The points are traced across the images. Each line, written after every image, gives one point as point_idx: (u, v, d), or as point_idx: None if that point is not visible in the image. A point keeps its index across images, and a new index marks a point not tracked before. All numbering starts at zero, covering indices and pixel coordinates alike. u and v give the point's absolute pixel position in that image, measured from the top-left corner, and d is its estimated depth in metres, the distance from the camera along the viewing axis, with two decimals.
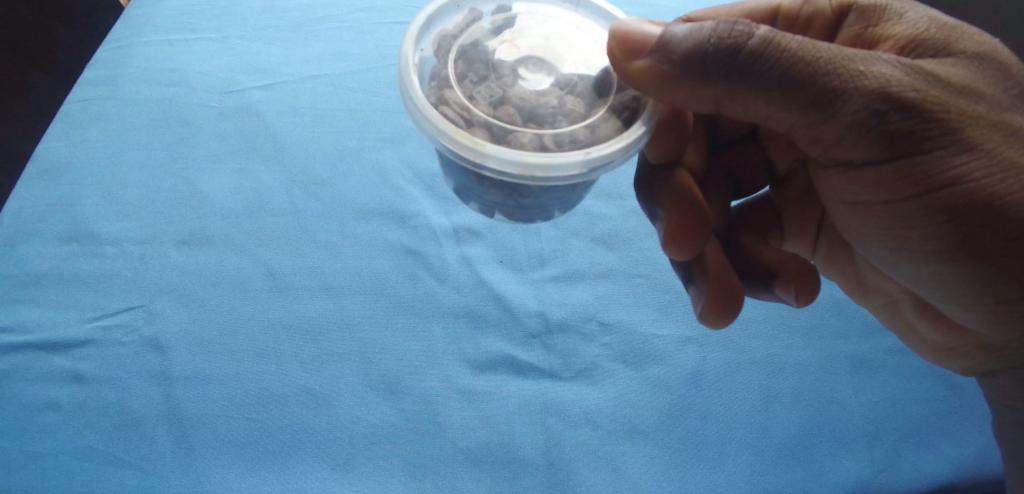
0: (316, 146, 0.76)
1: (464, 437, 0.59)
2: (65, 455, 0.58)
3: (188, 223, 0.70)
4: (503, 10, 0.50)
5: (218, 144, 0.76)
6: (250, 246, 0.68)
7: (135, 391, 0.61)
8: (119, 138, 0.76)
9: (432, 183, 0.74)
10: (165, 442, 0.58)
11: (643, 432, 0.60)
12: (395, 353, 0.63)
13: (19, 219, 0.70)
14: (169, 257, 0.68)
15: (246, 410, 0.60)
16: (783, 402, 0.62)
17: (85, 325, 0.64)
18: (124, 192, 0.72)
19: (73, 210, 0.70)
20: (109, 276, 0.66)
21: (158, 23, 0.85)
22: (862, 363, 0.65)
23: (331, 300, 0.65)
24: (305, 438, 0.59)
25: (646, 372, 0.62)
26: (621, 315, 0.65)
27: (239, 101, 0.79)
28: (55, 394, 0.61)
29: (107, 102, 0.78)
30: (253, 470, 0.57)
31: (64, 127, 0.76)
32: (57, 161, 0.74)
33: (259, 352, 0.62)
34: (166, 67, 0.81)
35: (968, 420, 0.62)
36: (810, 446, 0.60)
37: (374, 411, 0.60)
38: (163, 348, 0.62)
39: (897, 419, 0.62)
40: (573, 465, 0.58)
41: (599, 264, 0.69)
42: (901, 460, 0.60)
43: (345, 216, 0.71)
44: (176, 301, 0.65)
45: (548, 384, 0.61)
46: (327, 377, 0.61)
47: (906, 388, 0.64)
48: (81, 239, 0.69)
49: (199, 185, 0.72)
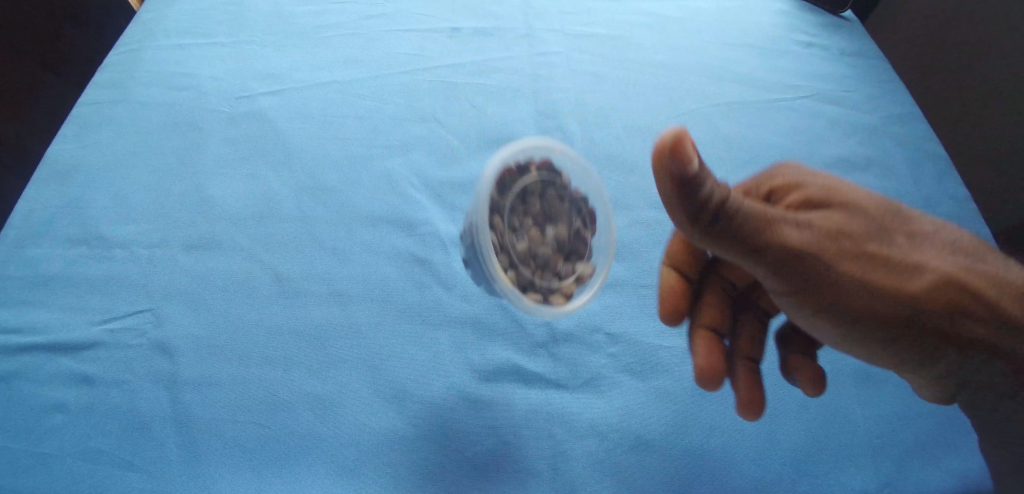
0: (325, 152, 0.76)
1: (471, 445, 0.59)
2: (73, 456, 0.58)
3: (197, 227, 0.70)
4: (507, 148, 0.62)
5: (228, 149, 0.76)
6: (258, 250, 0.69)
7: (142, 394, 0.61)
8: (131, 141, 0.76)
9: (441, 191, 0.74)
10: (172, 445, 0.59)
11: (647, 443, 0.60)
12: (401, 360, 0.63)
13: (30, 221, 0.70)
14: (178, 261, 0.68)
15: (253, 415, 0.60)
16: (788, 415, 0.62)
17: (94, 327, 0.64)
18: (135, 195, 0.72)
19: (85, 212, 0.71)
20: (117, 279, 0.67)
21: (170, 28, 0.87)
22: (865, 376, 0.65)
23: (337, 306, 0.66)
24: (310, 444, 0.59)
25: (650, 382, 0.63)
26: (626, 325, 0.66)
27: (249, 106, 0.80)
28: (62, 396, 0.61)
29: (118, 105, 0.79)
30: (259, 474, 0.58)
31: (75, 129, 0.77)
32: (69, 163, 0.74)
33: (266, 357, 0.63)
34: (179, 72, 0.82)
35: (972, 435, 0.63)
36: (815, 458, 0.60)
37: (380, 418, 0.60)
38: (171, 352, 0.63)
39: (902, 432, 0.62)
40: (578, 475, 0.58)
41: (604, 273, 0.69)
42: (906, 473, 0.60)
43: (353, 222, 0.71)
44: (185, 304, 0.65)
45: (554, 394, 0.62)
46: (333, 383, 0.62)
47: (910, 403, 0.64)
48: (91, 241, 0.69)
49: (209, 190, 0.73)
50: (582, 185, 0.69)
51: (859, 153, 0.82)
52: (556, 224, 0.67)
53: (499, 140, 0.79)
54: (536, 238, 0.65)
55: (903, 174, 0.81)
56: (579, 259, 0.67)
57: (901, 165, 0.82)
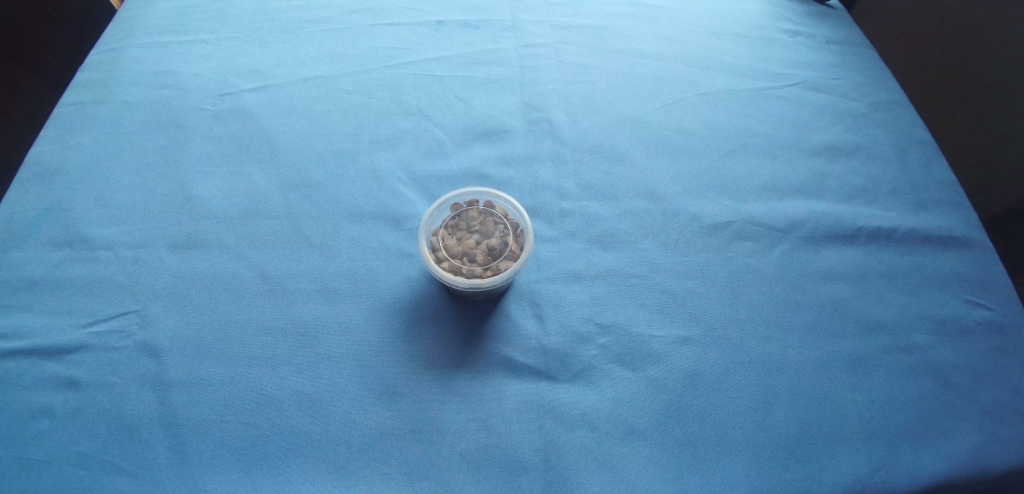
0: (311, 148, 0.75)
1: (463, 440, 0.59)
2: (60, 461, 0.57)
3: (182, 226, 0.69)
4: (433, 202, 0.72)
5: (212, 147, 0.75)
6: (245, 249, 0.68)
7: (130, 397, 0.60)
8: (113, 141, 0.75)
9: (429, 185, 0.74)
10: (161, 447, 0.58)
11: (641, 433, 0.60)
12: (391, 355, 0.62)
13: (11, 224, 0.69)
14: (163, 261, 0.67)
15: (242, 415, 0.59)
16: (780, 402, 0.62)
17: (79, 330, 0.63)
18: (118, 195, 0.71)
19: (68, 214, 0.70)
20: (102, 281, 0.66)
21: (153, 26, 0.86)
22: (857, 361, 0.65)
23: (326, 303, 0.65)
24: (301, 442, 0.58)
25: (642, 372, 0.63)
26: (617, 316, 0.65)
27: (233, 103, 0.79)
28: (47, 400, 0.60)
29: (100, 105, 0.78)
30: (249, 474, 0.57)
31: (56, 130, 0.76)
32: (50, 164, 0.73)
33: (254, 356, 0.62)
34: (160, 70, 0.82)
35: (964, 418, 0.63)
36: (808, 445, 0.60)
37: (370, 415, 0.60)
38: (158, 353, 0.62)
39: (894, 416, 0.62)
40: (572, 467, 0.58)
41: (595, 264, 0.68)
42: (899, 457, 0.61)
43: (340, 218, 0.70)
44: (171, 305, 0.64)
45: (546, 386, 0.61)
46: (323, 380, 0.61)
47: (902, 387, 0.64)
48: (74, 243, 0.68)
49: (194, 188, 0.72)
50: (503, 202, 0.66)
51: (847, 140, 0.82)
52: (484, 235, 0.64)
53: (487, 133, 0.78)
54: (467, 247, 0.63)
55: (891, 160, 0.81)
56: (506, 257, 0.62)
57: (889, 151, 0.82)
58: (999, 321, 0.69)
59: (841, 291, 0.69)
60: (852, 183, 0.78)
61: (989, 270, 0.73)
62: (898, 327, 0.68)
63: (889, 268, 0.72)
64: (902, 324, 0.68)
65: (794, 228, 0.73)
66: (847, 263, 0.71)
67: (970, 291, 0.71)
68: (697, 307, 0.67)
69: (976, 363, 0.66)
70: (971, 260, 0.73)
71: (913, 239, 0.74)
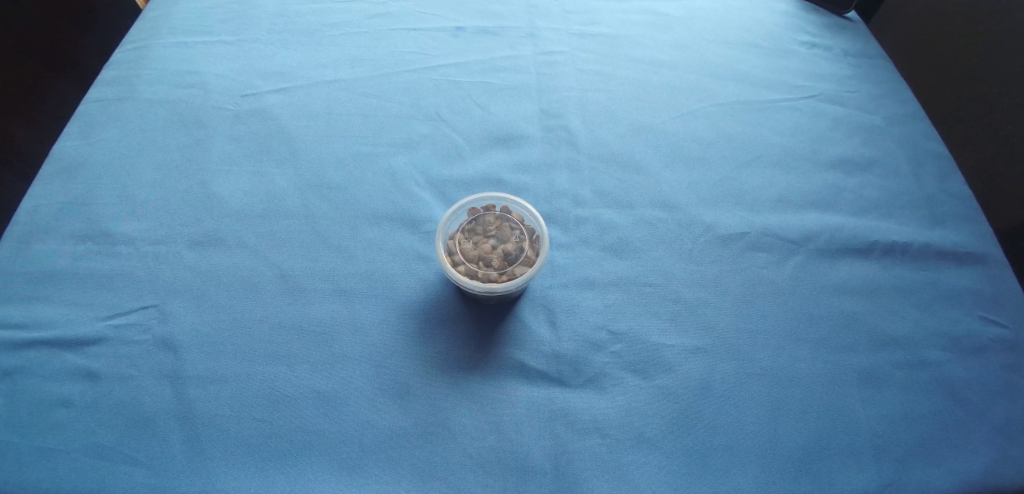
0: (330, 150, 0.77)
1: (474, 442, 0.59)
2: (77, 452, 0.58)
3: (202, 224, 0.70)
4: (450, 206, 0.72)
5: (233, 146, 0.76)
6: (262, 247, 0.69)
7: (147, 390, 0.61)
8: (136, 138, 0.77)
9: (445, 188, 0.74)
10: (178, 440, 0.59)
11: (650, 441, 0.60)
12: (404, 356, 0.63)
13: (35, 217, 0.70)
14: (182, 257, 0.68)
15: (257, 411, 0.60)
16: (791, 414, 0.62)
17: (98, 324, 0.64)
18: (140, 192, 0.72)
19: (90, 209, 0.71)
20: (122, 276, 0.67)
21: (176, 25, 0.88)
22: (869, 375, 0.65)
23: (342, 303, 0.66)
24: (314, 440, 0.59)
25: (653, 380, 0.63)
26: (630, 324, 0.66)
27: (254, 103, 0.80)
28: (66, 392, 0.61)
29: (124, 102, 0.80)
30: (263, 470, 0.58)
31: (80, 127, 0.78)
32: (75, 160, 0.75)
33: (270, 353, 0.63)
34: (183, 70, 0.83)
35: (976, 435, 0.63)
36: (818, 457, 0.60)
37: (383, 416, 0.60)
38: (176, 348, 0.63)
39: (905, 431, 0.62)
40: (581, 472, 0.58)
41: (608, 271, 0.69)
42: (909, 473, 0.60)
43: (358, 220, 0.71)
44: (190, 300, 0.66)
45: (557, 391, 0.62)
46: (337, 379, 0.62)
47: (914, 403, 0.64)
48: (96, 238, 0.69)
49: (215, 187, 0.73)
50: (519, 208, 0.67)
51: (863, 154, 0.82)
52: (500, 240, 0.64)
53: (504, 139, 0.79)
54: (483, 251, 0.63)
55: (908, 174, 0.81)
56: (521, 263, 0.63)
57: (905, 165, 0.82)
58: (1013, 338, 0.69)
59: (855, 305, 0.69)
60: (868, 197, 0.78)
61: (1004, 287, 0.73)
62: (911, 342, 0.67)
63: (903, 283, 0.71)
64: (915, 339, 0.68)
65: (809, 240, 0.73)
66: (861, 276, 0.71)
67: (984, 307, 0.71)
68: (709, 316, 0.67)
69: (988, 380, 0.66)
70: (986, 277, 0.73)
71: (928, 255, 0.74)
